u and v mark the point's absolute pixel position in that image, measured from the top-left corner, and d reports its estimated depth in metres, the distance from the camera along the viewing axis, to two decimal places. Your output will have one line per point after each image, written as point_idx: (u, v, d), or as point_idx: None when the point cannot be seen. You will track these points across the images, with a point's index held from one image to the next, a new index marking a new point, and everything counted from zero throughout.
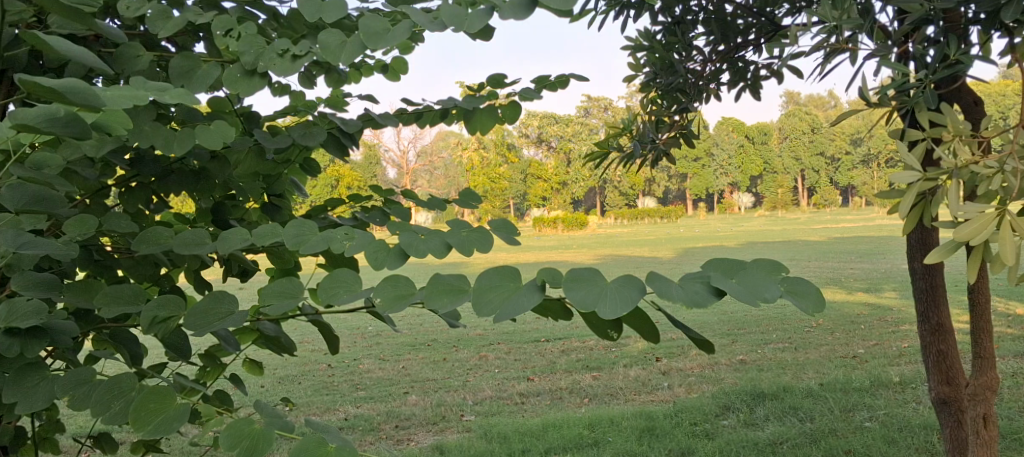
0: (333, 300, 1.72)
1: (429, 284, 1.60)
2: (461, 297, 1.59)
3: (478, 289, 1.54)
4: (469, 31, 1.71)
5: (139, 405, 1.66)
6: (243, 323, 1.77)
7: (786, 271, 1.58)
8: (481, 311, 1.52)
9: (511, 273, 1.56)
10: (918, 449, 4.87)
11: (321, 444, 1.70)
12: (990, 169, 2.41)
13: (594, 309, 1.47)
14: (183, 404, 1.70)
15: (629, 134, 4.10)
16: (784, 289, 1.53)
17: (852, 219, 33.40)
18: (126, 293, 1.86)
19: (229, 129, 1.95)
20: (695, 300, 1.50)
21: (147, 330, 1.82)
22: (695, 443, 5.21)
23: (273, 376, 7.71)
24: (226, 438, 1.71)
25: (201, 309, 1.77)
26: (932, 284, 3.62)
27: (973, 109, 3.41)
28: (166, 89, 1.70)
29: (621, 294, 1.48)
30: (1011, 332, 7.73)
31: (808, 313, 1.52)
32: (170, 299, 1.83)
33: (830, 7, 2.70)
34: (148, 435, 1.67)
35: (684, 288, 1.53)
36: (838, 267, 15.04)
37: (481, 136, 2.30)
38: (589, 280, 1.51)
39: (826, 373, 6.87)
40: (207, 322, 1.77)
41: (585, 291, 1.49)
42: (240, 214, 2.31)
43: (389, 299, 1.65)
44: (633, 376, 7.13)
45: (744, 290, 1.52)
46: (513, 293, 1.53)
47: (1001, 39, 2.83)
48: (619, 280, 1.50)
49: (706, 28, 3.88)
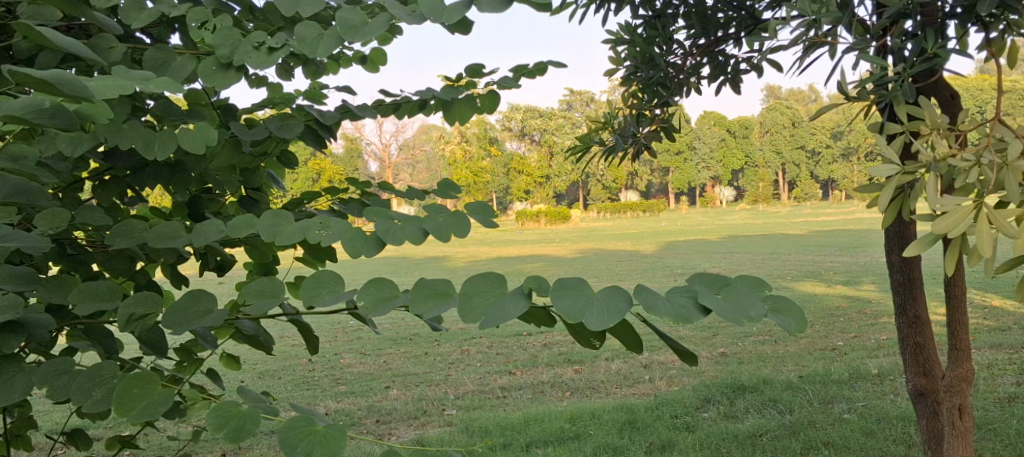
0: (314, 302, 1.70)
1: (414, 287, 1.60)
2: (445, 301, 1.58)
3: (463, 294, 1.53)
4: (447, 23, 1.69)
5: (122, 391, 1.66)
6: (222, 321, 1.77)
7: (769, 288, 1.59)
8: (467, 317, 1.52)
9: (497, 279, 1.56)
10: (895, 440, 4.91)
11: (309, 423, 1.72)
12: (968, 162, 2.40)
13: (582, 319, 1.46)
14: (167, 390, 1.70)
15: (611, 127, 4.11)
16: (769, 307, 1.53)
17: (832, 212, 33.65)
18: (102, 289, 1.84)
19: (210, 131, 1.91)
20: (682, 317, 1.48)
21: (124, 327, 1.81)
22: (675, 436, 5.23)
23: (252, 371, 7.68)
24: (214, 418, 1.72)
25: (180, 306, 1.76)
26: (909, 277, 3.64)
27: (950, 103, 3.43)
28: (151, 79, 1.69)
29: (607, 305, 1.47)
30: (988, 324, 7.81)
31: (792, 332, 1.53)
32: (146, 295, 1.81)
33: (809, 1, 2.70)
34: (134, 419, 1.67)
35: (671, 300, 1.52)
36: (816, 260, 15.15)
37: (460, 127, 2.30)
38: (576, 289, 1.50)
39: (806, 366, 6.91)
40: (184, 320, 1.76)
41: (572, 299, 1.48)
42: (216, 208, 2.32)
43: (372, 302, 1.65)
44: (615, 370, 7.15)
45: (730, 306, 1.52)
46: (498, 299, 1.52)
47: (977, 33, 2.84)
48: (606, 290, 1.50)
49: (686, 21, 3.87)
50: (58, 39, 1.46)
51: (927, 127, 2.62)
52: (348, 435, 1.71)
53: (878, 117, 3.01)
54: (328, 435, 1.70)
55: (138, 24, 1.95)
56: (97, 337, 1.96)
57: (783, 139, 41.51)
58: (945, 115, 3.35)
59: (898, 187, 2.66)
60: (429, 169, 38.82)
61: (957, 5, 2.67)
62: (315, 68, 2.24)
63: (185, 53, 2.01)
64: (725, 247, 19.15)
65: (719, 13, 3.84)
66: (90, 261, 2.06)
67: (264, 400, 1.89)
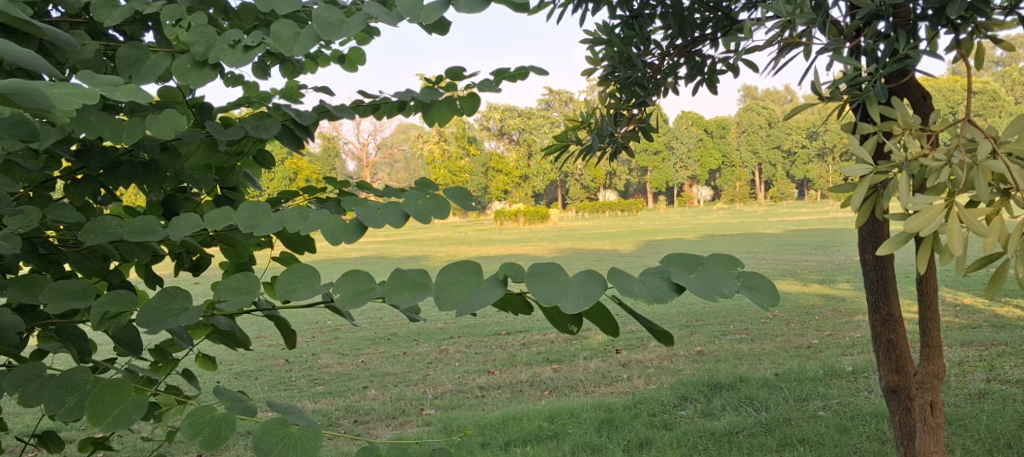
0: (289, 296, 1.72)
1: (390, 279, 1.62)
2: (421, 292, 1.60)
3: (440, 284, 1.55)
4: (423, 23, 1.72)
5: (95, 400, 1.69)
6: (197, 319, 1.77)
7: (741, 266, 1.62)
8: (443, 306, 1.54)
9: (474, 268, 1.58)
10: (869, 436, 4.97)
11: (284, 426, 1.74)
12: (939, 162, 2.44)
13: (557, 302, 1.48)
14: (140, 396, 1.73)
15: (588, 126, 4.13)
16: (741, 285, 1.56)
17: (807, 211, 33.93)
18: (74, 288, 1.84)
19: (180, 119, 1.91)
20: (656, 296, 1.52)
21: (97, 326, 1.82)
22: (653, 434, 5.27)
23: (229, 372, 7.66)
24: (188, 425, 1.74)
25: (154, 305, 1.77)
26: (882, 275, 3.69)
27: (922, 104, 3.47)
28: (117, 84, 1.68)
29: (583, 289, 1.50)
30: (959, 321, 7.91)
31: (764, 307, 1.55)
32: (120, 294, 1.82)
33: (783, 2, 2.73)
34: (107, 427, 1.70)
35: (645, 283, 1.55)
36: (793, 259, 15.29)
37: (440, 128, 2.32)
38: (550, 275, 1.52)
39: (782, 363, 6.97)
40: (159, 319, 1.77)
41: (547, 286, 1.50)
42: (192, 207, 2.33)
43: (348, 295, 1.66)
44: (594, 368, 7.19)
45: (703, 285, 1.55)
46: (475, 287, 1.54)
47: (947, 34, 2.89)
48: (581, 275, 1.52)
49: (663, 22, 3.90)
50: (11, 49, 1.41)
51: (899, 127, 2.66)
52: (323, 436, 1.74)
53: (851, 118, 3.05)
54: (303, 438, 1.73)
55: (111, 21, 1.96)
56: (68, 337, 1.96)
57: (759, 139, 41.79)
58: (918, 116, 3.40)
59: (870, 187, 2.70)
60: (408, 169, 38.80)
61: (928, 7, 2.71)
62: (292, 67, 2.26)
63: (159, 51, 2.01)
64: (703, 246, 19.27)
65: (695, 14, 3.88)
66: (62, 260, 2.06)
67: (241, 400, 1.90)
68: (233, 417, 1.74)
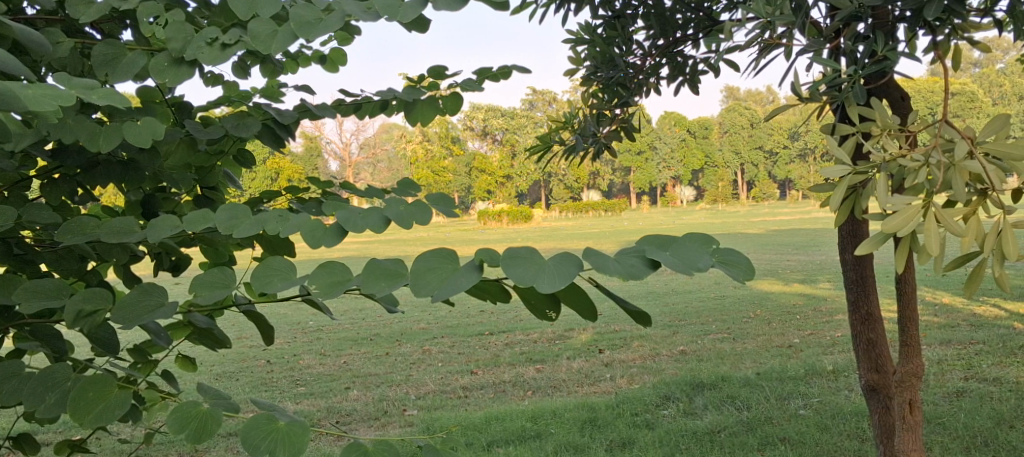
0: (265, 289, 1.72)
1: (364, 270, 1.62)
2: (397, 281, 1.60)
3: (415, 272, 1.56)
4: (401, 21, 1.73)
5: (76, 396, 1.70)
6: (172, 315, 1.77)
7: (716, 242, 1.63)
8: (420, 293, 1.54)
9: (449, 255, 1.58)
10: (849, 435, 5.00)
11: (270, 421, 1.75)
12: (917, 162, 2.45)
13: (532, 283, 1.49)
14: (124, 392, 1.74)
15: (571, 127, 4.14)
16: (716, 259, 1.58)
17: (789, 211, 34.12)
18: (47, 287, 1.84)
19: (158, 125, 1.90)
20: (632, 273, 1.53)
21: (71, 325, 1.81)
22: (636, 434, 5.29)
23: (209, 373, 7.63)
24: (173, 421, 1.74)
25: (130, 301, 1.78)
26: (862, 275, 3.72)
27: (901, 104, 3.49)
28: (94, 86, 1.68)
29: (559, 270, 1.51)
30: (938, 320, 7.97)
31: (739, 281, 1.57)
32: (95, 292, 1.82)
33: (763, 3, 2.75)
34: (91, 423, 1.72)
35: (620, 261, 1.56)
36: (776, 259, 15.37)
37: (422, 126, 2.32)
38: (526, 258, 1.53)
39: (763, 363, 7.01)
40: (135, 315, 1.77)
41: (523, 268, 1.51)
42: (171, 207, 2.33)
43: (325, 286, 1.66)
44: (576, 368, 7.21)
45: (678, 261, 1.56)
46: (450, 275, 1.55)
47: (925, 36, 2.91)
48: (557, 257, 1.53)
49: (645, 22, 3.91)
50: None
51: (879, 128, 2.67)
52: (311, 431, 1.75)
53: (832, 118, 3.07)
54: (290, 432, 1.74)
55: (86, 18, 1.95)
56: (44, 337, 1.96)
57: (741, 139, 41.95)
58: (897, 117, 3.42)
59: (849, 187, 2.70)
60: (391, 169, 38.77)
61: (906, 8, 2.73)
62: (273, 67, 2.26)
63: (136, 49, 2.00)
64: None
65: (677, 14, 3.90)
66: (37, 260, 2.06)
67: (223, 397, 1.91)
68: (218, 412, 1.74)
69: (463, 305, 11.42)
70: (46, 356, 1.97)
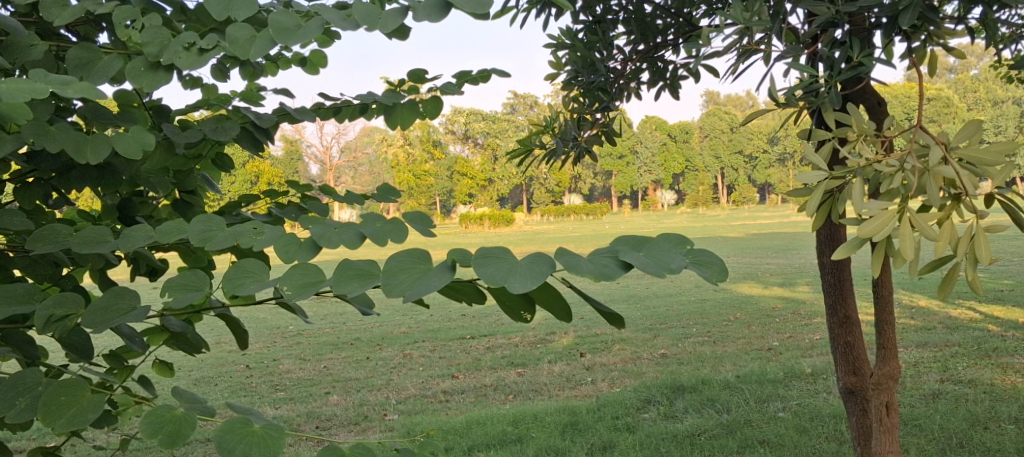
0: (238, 290, 1.73)
1: (337, 270, 1.63)
2: (370, 281, 1.61)
3: (388, 271, 1.58)
4: (381, 29, 1.74)
5: (48, 400, 1.71)
6: (145, 318, 1.78)
7: (690, 244, 1.66)
8: (392, 293, 1.56)
9: (423, 255, 1.61)
10: (827, 437, 5.04)
11: (246, 424, 1.76)
12: (892, 167, 2.48)
13: (504, 283, 1.51)
14: (95, 396, 1.75)
15: (551, 131, 4.15)
16: (688, 260, 1.60)
17: (769, 215, 34.32)
18: (19, 292, 1.84)
19: (145, 135, 1.95)
20: (604, 273, 1.54)
21: (42, 330, 1.82)
22: (616, 437, 5.32)
23: (187, 378, 7.60)
24: (147, 425, 1.74)
25: (102, 305, 1.79)
26: (839, 278, 3.76)
27: (877, 110, 3.52)
28: (69, 82, 1.71)
29: (530, 269, 1.52)
30: (915, 323, 8.04)
31: (711, 282, 1.59)
32: (67, 297, 1.83)
33: (741, 9, 2.77)
34: (61, 427, 1.71)
35: (593, 261, 1.57)
36: (755, 262, 15.45)
37: (401, 130, 2.34)
38: (499, 257, 1.55)
39: (743, 365, 7.05)
40: (106, 318, 1.78)
41: (495, 268, 1.53)
42: (148, 211, 2.33)
43: (297, 287, 1.67)
44: (558, 372, 7.23)
45: (651, 261, 1.58)
46: (422, 275, 1.57)
47: (901, 43, 2.94)
48: (530, 257, 1.54)
49: (626, 27, 3.94)
50: None
51: (854, 134, 2.70)
52: (287, 434, 1.77)
53: (809, 123, 3.09)
54: (265, 435, 1.75)
55: (59, 21, 1.96)
56: (16, 344, 1.96)
57: (722, 144, 42.17)
58: (874, 122, 3.45)
59: (826, 191, 2.73)
60: (372, 172, 38.72)
61: (882, 15, 2.76)
62: (252, 70, 2.27)
63: (112, 53, 2.01)
64: None
65: (657, 19, 3.92)
66: (11, 266, 2.06)
67: (199, 401, 1.92)
68: (192, 415, 1.75)
69: (444, 309, 11.42)
70: (17, 361, 1.97)
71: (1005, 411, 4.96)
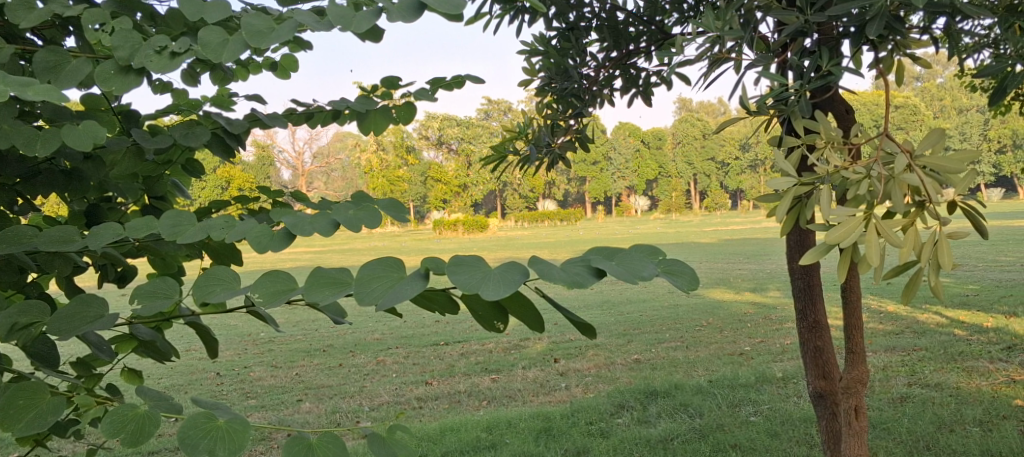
0: (208, 298, 1.73)
1: (309, 278, 1.64)
2: (342, 289, 1.63)
3: (361, 279, 1.59)
4: (355, 31, 1.76)
5: (7, 404, 1.74)
6: (111, 326, 1.78)
7: (661, 254, 1.68)
8: (364, 301, 1.57)
9: (394, 264, 1.62)
10: (798, 441, 5.09)
11: (210, 420, 1.78)
12: (858, 174, 2.53)
13: (477, 291, 1.52)
14: (54, 398, 1.79)
15: (525, 137, 4.16)
16: (660, 269, 1.63)
17: (740, 221, 34.63)
18: None
19: (100, 130, 1.91)
20: (576, 281, 1.57)
21: (5, 338, 1.82)
22: (589, 443, 5.34)
23: (157, 385, 7.53)
24: (109, 424, 1.77)
25: (68, 313, 1.79)
26: (809, 284, 3.81)
27: (845, 117, 3.57)
28: (30, 84, 1.71)
29: (503, 277, 1.54)
30: (883, 328, 8.14)
31: (682, 290, 1.62)
32: (30, 305, 1.83)
33: (713, 18, 2.81)
34: (20, 431, 1.76)
35: (566, 270, 1.60)
36: (727, 268, 15.56)
37: (374, 135, 2.35)
38: (472, 265, 1.56)
39: (715, 370, 7.11)
40: (73, 326, 1.78)
41: (468, 275, 1.54)
42: (116, 217, 2.32)
43: (267, 295, 1.68)
44: (532, 378, 7.25)
45: (624, 270, 1.60)
46: (396, 283, 1.58)
47: (869, 51, 2.98)
48: (503, 266, 1.56)
49: (598, 34, 3.97)
50: None
51: (822, 141, 2.74)
52: (251, 428, 1.80)
53: (779, 130, 3.13)
54: (230, 430, 1.78)
55: (25, 23, 1.95)
56: None
57: (694, 150, 42.39)
58: (842, 130, 3.50)
59: (794, 197, 2.72)
60: (344, 178, 38.57)
61: (850, 24, 2.80)
62: (223, 75, 2.28)
63: (81, 56, 2.00)
64: None
65: (630, 27, 3.95)
66: None
67: (164, 399, 1.94)
68: (155, 414, 1.78)
69: (417, 315, 11.41)
70: None
71: (970, 414, 5.04)
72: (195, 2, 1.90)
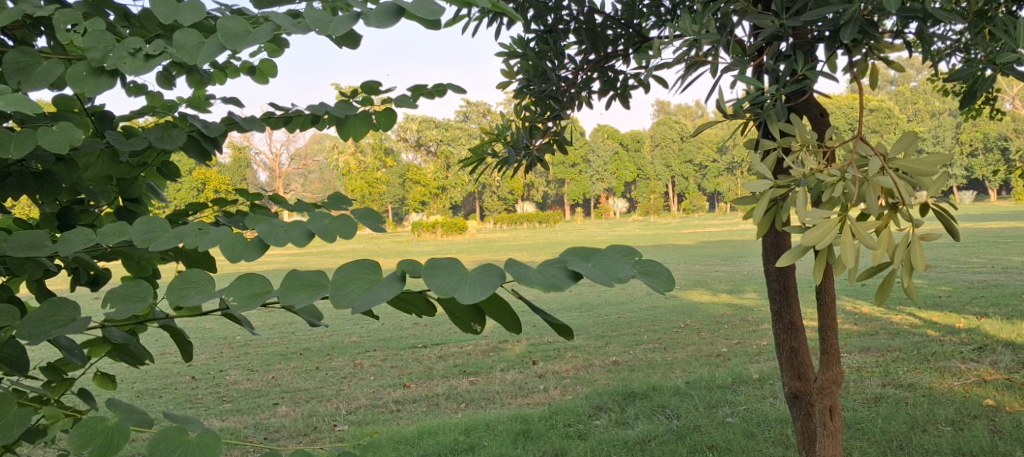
0: (182, 301, 1.73)
1: (285, 280, 1.64)
2: (318, 291, 1.63)
3: (337, 281, 1.60)
4: (332, 34, 1.75)
5: None
6: (83, 330, 1.78)
7: (638, 255, 1.69)
8: (340, 303, 1.58)
9: (372, 266, 1.62)
10: (773, 442, 5.13)
11: (181, 432, 1.78)
12: (833, 177, 2.55)
13: (453, 294, 1.53)
14: (22, 409, 1.79)
15: (503, 139, 4.17)
16: (636, 271, 1.64)
17: (718, 223, 34.81)
18: None
19: (75, 131, 1.91)
20: (553, 283, 1.58)
21: None
22: (567, 444, 5.35)
23: (131, 390, 7.48)
24: (78, 436, 1.77)
25: (39, 317, 1.78)
26: (785, 285, 3.83)
27: (820, 120, 3.61)
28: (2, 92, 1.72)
29: (480, 279, 1.54)
30: (857, 329, 8.21)
31: (658, 291, 1.64)
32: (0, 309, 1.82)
33: (689, 22, 2.84)
34: None
35: (543, 272, 1.60)
36: (705, 269, 15.64)
37: (352, 139, 2.35)
38: (448, 268, 1.57)
39: (692, 372, 7.14)
40: (43, 330, 1.77)
41: (444, 278, 1.55)
42: (90, 220, 2.31)
43: (242, 299, 1.68)
44: (510, 380, 7.26)
45: (600, 272, 1.61)
46: (372, 286, 1.58)
47: (843, 56, 3.00)
48: (480, 268, 1.57)
49: (577, 37, 3.98)
50: None
51: (797, 144, 2.76)
52: (222, 441, 1.79)
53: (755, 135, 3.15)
54: (200, 443, 1.78)
55: None
56: None
57: (672, 153, 42.55)
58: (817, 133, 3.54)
59: (770, 200, 2.74)
60: (322, 180, 38.43)
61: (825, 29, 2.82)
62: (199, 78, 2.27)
63: (53, 57, 1.99)
64: None
65: (608, 30, 3.96)
66: None
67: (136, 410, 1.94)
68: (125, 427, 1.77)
69: (395, 317, 11.39)
70: None
71: (943, 414, 5.09)
72: (168, 3, 1.90)
